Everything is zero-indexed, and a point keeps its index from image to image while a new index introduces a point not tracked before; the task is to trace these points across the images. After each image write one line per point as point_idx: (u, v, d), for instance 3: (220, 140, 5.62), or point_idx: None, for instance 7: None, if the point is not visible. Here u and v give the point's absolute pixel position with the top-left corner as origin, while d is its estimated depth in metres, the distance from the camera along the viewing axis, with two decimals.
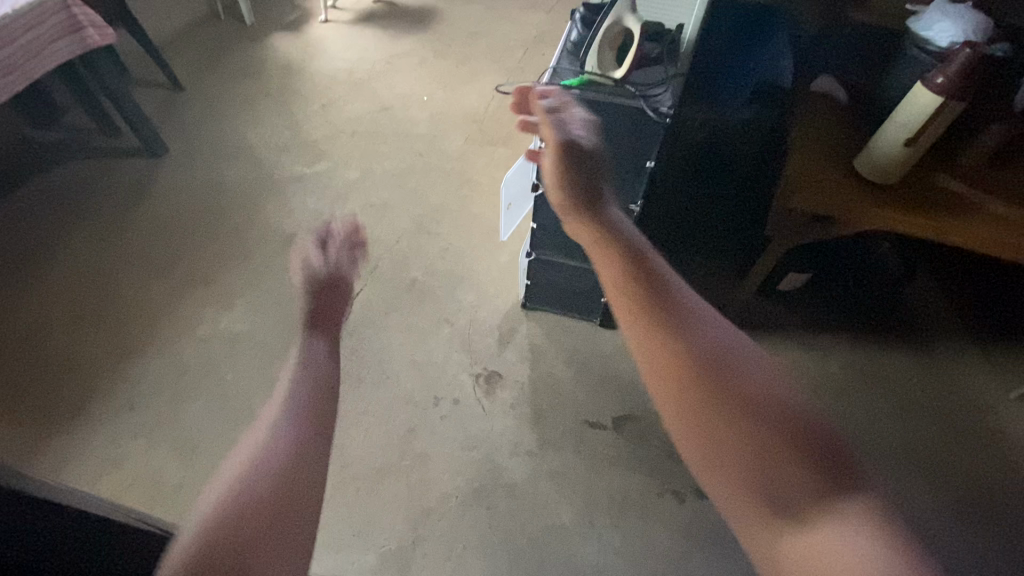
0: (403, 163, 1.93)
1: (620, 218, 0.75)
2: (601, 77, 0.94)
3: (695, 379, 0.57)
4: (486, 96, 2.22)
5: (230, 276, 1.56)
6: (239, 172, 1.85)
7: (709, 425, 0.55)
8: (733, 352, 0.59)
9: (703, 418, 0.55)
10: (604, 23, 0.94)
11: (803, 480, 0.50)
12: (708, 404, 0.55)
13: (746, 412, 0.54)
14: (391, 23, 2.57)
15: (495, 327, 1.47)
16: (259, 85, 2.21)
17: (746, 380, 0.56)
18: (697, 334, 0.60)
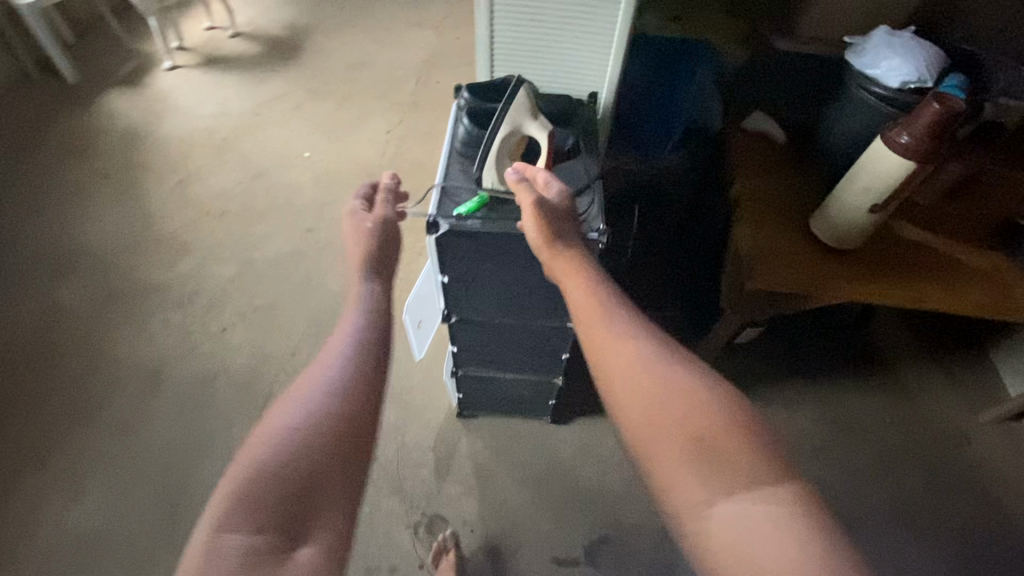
0: (289, 244, 1.60)
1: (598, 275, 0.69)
2: (506, 195, 0.72)
3: (645, 395, 0.58)
4: (381, 143, 1.92)
5: (67, 461, 1.21)
6: (74, 295, 1.46)
7: (654, 433, 0.56)
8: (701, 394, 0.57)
9: (650, 425, 0.57)
10: (499, 132, 0.69)
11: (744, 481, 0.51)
12: (653, 412, 0.57)
13: (690, 423, 0.55)
14: (255, 63, 2.18)
15: (430, 453, 1.23)
16: (91, 164, 1.77)
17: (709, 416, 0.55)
18: (671, 384, 0.58)
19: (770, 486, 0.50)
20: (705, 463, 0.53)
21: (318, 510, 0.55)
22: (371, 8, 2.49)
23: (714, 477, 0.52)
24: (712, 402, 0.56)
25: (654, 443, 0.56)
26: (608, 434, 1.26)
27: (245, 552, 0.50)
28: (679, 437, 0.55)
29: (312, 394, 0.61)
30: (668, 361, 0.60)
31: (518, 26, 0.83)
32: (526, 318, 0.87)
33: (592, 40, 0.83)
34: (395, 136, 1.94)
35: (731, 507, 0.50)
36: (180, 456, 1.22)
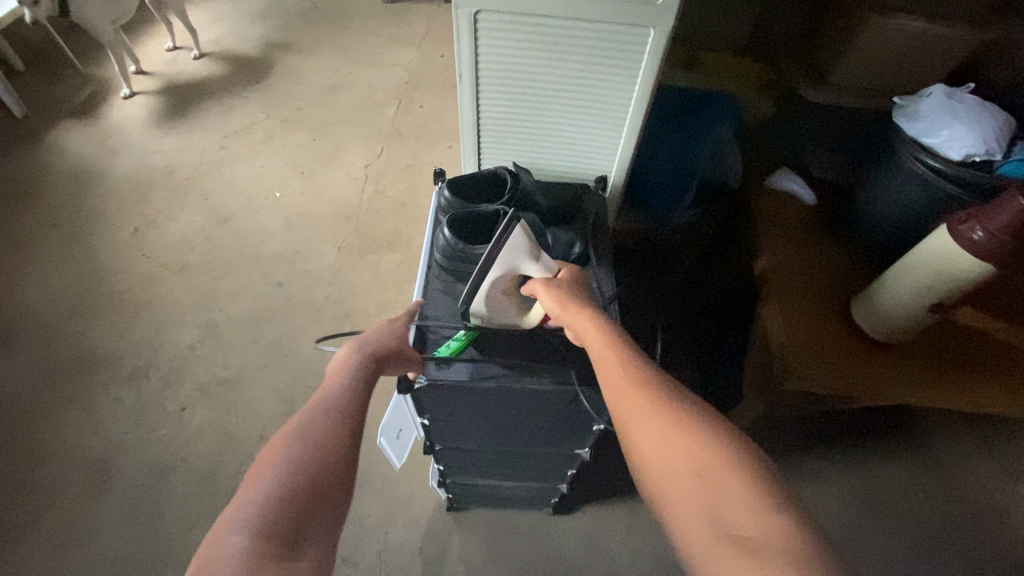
0: (256, 301, 1.44)
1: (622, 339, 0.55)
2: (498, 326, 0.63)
3: (650, 429, 0.46)
4: (360, 178, 1.76)
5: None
6: (14, 373, 1.29)
7: (661, 471, 0.44)
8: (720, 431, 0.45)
9: (657, 463, 0.44)
10: (488, 275, 0.59)
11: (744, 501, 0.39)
12: (658, 447, 0.45)
13: (700, 458, 0.42)
14: (221, 89, 2.00)
15: (417, 556, 1.08)
16: (38, 211, 1.60)
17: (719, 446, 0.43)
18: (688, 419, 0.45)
19: (781, 519, 0.38)
20: (711, 507, 0.40)
21: (326, 520, 0.44)
22: (349, 23, 2.31)
23: (724, 518, 0.39)
24: (728, 439, 0.43)
25: (662, 486, 0.43)
26: (616, 525, 1.12)
27: (248, 555, 0.39)
28: (682, 473, 0.42)
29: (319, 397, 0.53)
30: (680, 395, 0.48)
31: (513, 116, 0.75)
32: (526, 445, 0.74)
33: (598, 123, 0.75)
34: (375, 170, 1.78)
35: (736, 545, 0.37)
36: (131, 567, 1.08)
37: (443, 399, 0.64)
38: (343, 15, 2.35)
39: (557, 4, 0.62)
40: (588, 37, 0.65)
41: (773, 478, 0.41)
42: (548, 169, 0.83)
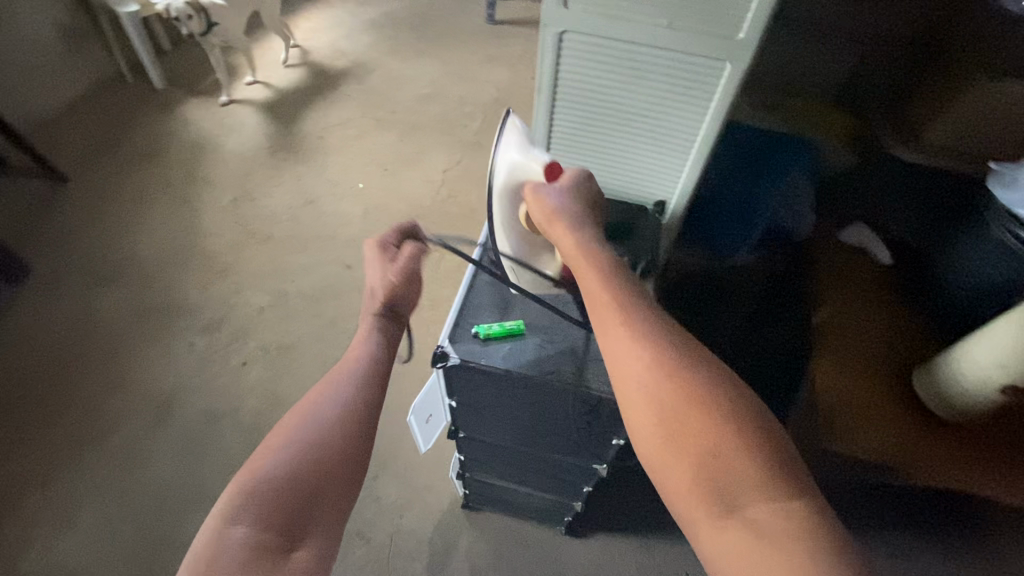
0: (324, 279, 1.55)
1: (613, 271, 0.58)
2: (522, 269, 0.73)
3: (656, 400, 0.48)
4: (436, 181, 1.85)
5: (64, 484, 1.19)
6: (111, 306, 1.46)
7: (670, 447, 0.47)
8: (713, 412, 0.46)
9: (665, 440, 0.47)
10: (496, 178, 0.69)
11: (747, 494, 0.44)
12: (669, 422, 0.47)
13: (709, 437, 0.46)
14: (327, 87, 2.19)
15: (425, 546, 1.11)
16: (159, 171, 1.81)
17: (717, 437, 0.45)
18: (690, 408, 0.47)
19: (788, 501, 0.43)
20: (722, 487, 0.45)
21: (323, 508, 0.54)
22: (450, 40, 2.46)
23: (735, 500, 0.44)
24: (732, 425, 0.46)
25: (672, 462, 0.47)
26: (626, 561, 1.09)
27: (248, 548, 0.48)
28: (694, 453, 0.46)
29: (324, 392, 0.62)
30: (679, 353, 0.50)
31: (585, 132, 0.79)
32: (546, 449, 0.75)
33: (661, 144, 0.77)
34: (451, 176, 1.87)
35: (749, 530, 0.43)
36: (173, 497, 1.18)
37: (475, 383, 0.67)
38: (448, 32, 2.51)
39: (640, 31, 0.66)
40: (667, 66, 0.68)
41: (772, 455, 0.45)
42: (614, 189, 0.85)
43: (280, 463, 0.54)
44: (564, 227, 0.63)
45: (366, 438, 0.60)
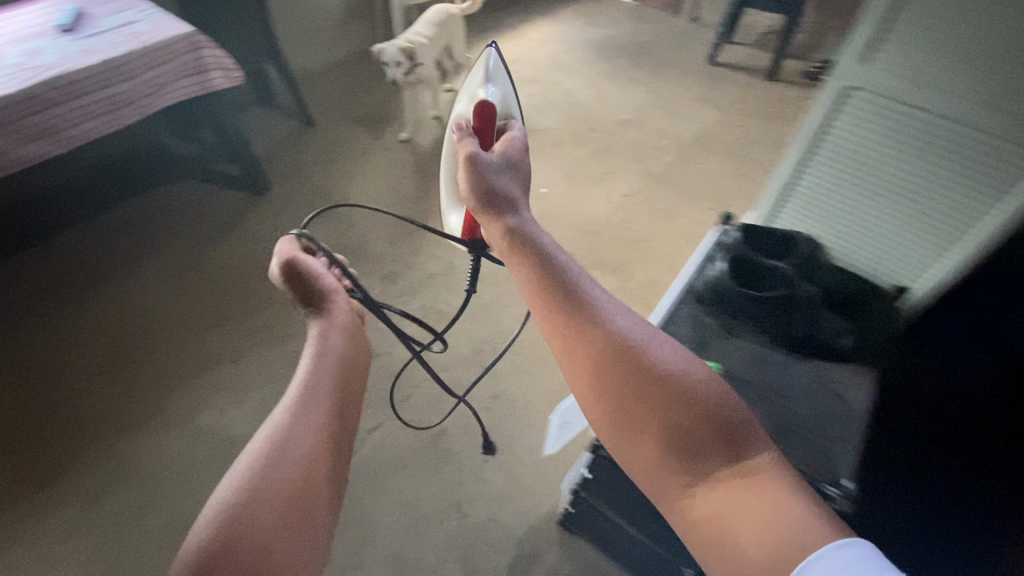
0: (489, 265, 1.65)
1: (541, 255, 0.71)
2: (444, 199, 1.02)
3: (608, 391, 0.58)
4: (616, 202, 1.87)
5: (248, 366, 1.41)
6: (320, 234, 1.71)
7: (635, 427, 0.56)
8: (659, 387, 0.56)
9: (627, 421, 0.57)
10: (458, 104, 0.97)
11: (699, 454, 0.53)
12: (633, 406, 0.56)
13: (660, 410, 0.55)
14: (537, 95, 2.35)
15: (514, 544, 1.12)
16: (383, 136, 2.09)
17: (672, 416, 0.55)
18: (637, 395, 0.57)
19: (738, 455, 0.53)
20: (686, 454, 0.54)
21: (280, 556, 0.54)
22: (662, 73, 2.49)
23: (705, 462, 0.53)
24: (676, 402, 0.55)
25: (637, 439, 0.56)
26: None
27: None
28: (656, 429, 0.55)
29: (283, 420, 0.63)
30: (615, 335, 0.61)
31: (829, 203, 1.09)
32: None
33: (919, 227, 1.00)
34: (632, 201, 1.88)
35: (718, 486, 0.52)
36: None
37: None
38: (662, 67, 2.53)
39: (943, 105, 0.88)
40: (946, 144, 0.91)
41: (714, 423, 0.54)
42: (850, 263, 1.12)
43: (235, 528, 0.53)
44: (495, 208, 0.79)
45: (321, 465, 0.62)
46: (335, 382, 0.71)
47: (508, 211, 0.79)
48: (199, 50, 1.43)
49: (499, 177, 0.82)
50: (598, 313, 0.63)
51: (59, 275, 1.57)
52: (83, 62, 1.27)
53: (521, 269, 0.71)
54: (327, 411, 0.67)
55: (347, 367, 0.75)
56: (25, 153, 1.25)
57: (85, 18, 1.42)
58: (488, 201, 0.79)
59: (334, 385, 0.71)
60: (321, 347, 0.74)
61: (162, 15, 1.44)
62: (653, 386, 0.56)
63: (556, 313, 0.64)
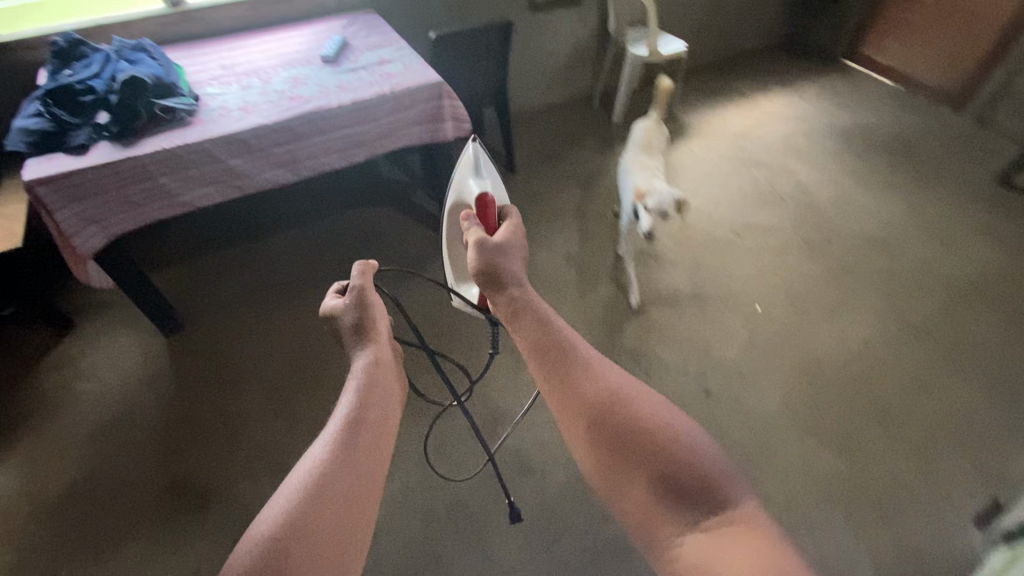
0: (678, 390, 1.39)
1: (546, 313, 0.73)
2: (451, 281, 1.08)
3: (603, 439, 0.59)
4: (852, 349, 1.49)
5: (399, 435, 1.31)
6: None
7: (621, 473, 0.56)
8: (652, 438, 0.57)
9: (608, 466, 0.57)
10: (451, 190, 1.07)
11: (692, 515, 0.52)
12: (618, 457, 0.57)
13: (639, 456, 0.56)
14: (764, 182, 2.03)
15: None
16: (582, 199, 1.93)
17: (665, 468, 0.54)
18: (632, 442, 0.57)
19: (724, 503, 0.51)
20: (684, 507, 0.52)
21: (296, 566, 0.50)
22: (932, 185, 2.00)
23: (687, 504, 0.52)
24: (670, 449, 0.56)
25: (624, 485, 0.56)
26: None
27: None
28: (642, 473, 0.55)
29: (323, 460, 0.59)
30: (602, 392, 0.63)
31: None
32: None
33: None
34: (874, 353, 1.48)
35: (710, 533, 0.50)
36: (463, 516, 1.19)
37: None
38: (933, 174, 2.05)
39: None
40: None
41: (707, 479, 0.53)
42: None
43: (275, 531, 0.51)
44: (499, 273, 0.79)
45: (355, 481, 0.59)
46: (377, 416, 0.67)
47: (510, 284, 0.78)
48: (441, 99, 1.37)
49: (510, 259, 0.81)
50: (590, 366, 0.66)
51: (261, 282, 1.63)
52: (337, 100, 1.26)
53: (522, 325, 0.72)
54: (371, 448, 0.63)
55: (388, 395, 0.71)
56: (264, 177, 1.27)
57: (348, 52, 1.44)
58: (487, 266, 0.79)
59: (375, 413, 0.67)
60: (365, 390, 0.69)
61: (416, 60, 1.40)
62: (649, 440, 0.57)
63: (549, 364, 0.67)
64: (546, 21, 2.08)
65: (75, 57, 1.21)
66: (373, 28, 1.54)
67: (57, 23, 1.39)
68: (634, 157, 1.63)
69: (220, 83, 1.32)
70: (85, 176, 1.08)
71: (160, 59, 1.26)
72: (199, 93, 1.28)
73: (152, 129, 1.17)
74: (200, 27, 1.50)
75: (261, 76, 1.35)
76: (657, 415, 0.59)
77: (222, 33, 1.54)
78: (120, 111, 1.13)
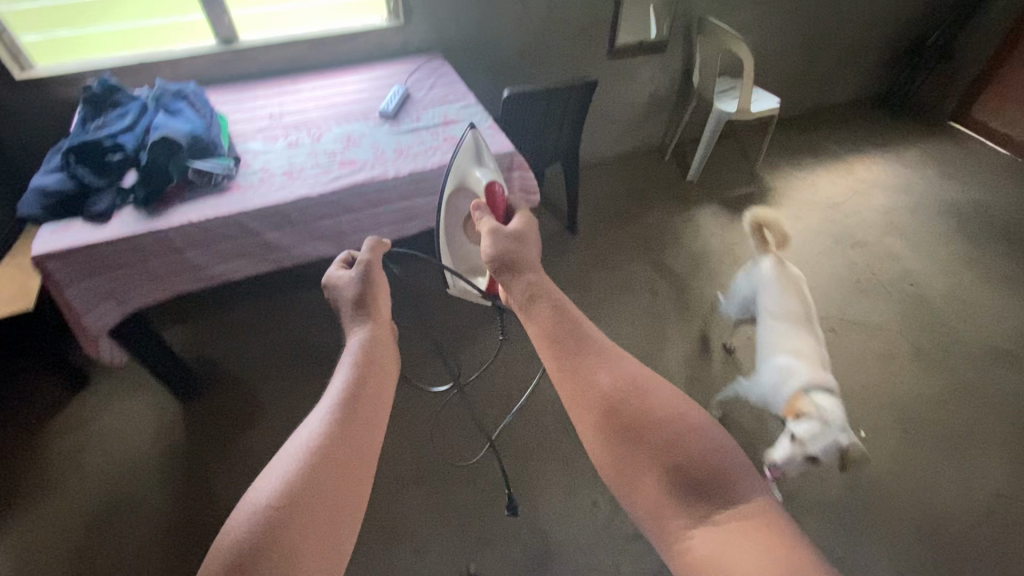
0: None
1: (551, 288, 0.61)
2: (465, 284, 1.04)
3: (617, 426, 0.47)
4: (980, 503, 1.22)
5: (427, 562, 1.12)
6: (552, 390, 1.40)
7: (633, 467, 0.46)
8: (668, 424, 0.47)
9: (621, 459, 0.47)
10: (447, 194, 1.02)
11: (711, 509, 0.43)
12: (632, 449, 0.46)
13: (656, 446, 0.46)
14: (861, 266, 1.76)
15: None
16: (651, 271, 1.72)
17: (684, 458, 0.45)
18: (649, 425, 0.47)
19: (738, 496, 0.44)
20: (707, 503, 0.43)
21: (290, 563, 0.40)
22: None
23: (701, 501, 0.44)
24: (688, 435, 0.46)
25: (637, 479, 0.46)
26: None
27: None
28: (655, 469, 0.45)
29: (320, 439, 0.48)
30: (620, 385, 0.50)
31: None
32: None
33: None
34: (1009, 509, 1.21)
35: (719, 527, 0.42)
36: None
37: None
38: None
39: None
40: None
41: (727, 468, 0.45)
42: None
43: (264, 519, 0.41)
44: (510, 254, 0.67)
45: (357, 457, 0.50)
46: (382, 387, 0.57)
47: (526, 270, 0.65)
48: (511, 170, 1.19)
49: (528, 249, 0.70)
50: (600, 346, 0.54)
51: (290, 345, 1.48)
52: (395, 168, 1.10)
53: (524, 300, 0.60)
54: (372, 422, 0.53)
55: (390, 365, 0.60)
56: (303, 251, 1.11)
57: (410, 106, 1.28)
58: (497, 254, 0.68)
59: (377, 385, 0.56)
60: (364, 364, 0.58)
61: (485, 122, 1.23)
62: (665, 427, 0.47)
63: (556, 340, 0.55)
64: (625, 69, 1.88)
65: (108, 105, 1.07)
66: (438, 78, 1.38)
67: (101, 55, 1.28)
68: (776, 328, 1.17)
69: (265, 138, 1.17)
70: (102, 250, 0.93)
71: (201, 110, 1.12)
72: (242, 149, 1.13)
73: (184, 194, 1.02)
74: (252, 66, 1.37)
75: (312, 131, 1.19)
76: (674, 403, 0.48)
77: (273, 74, 1.40)
78: (150, 174, 0.98)
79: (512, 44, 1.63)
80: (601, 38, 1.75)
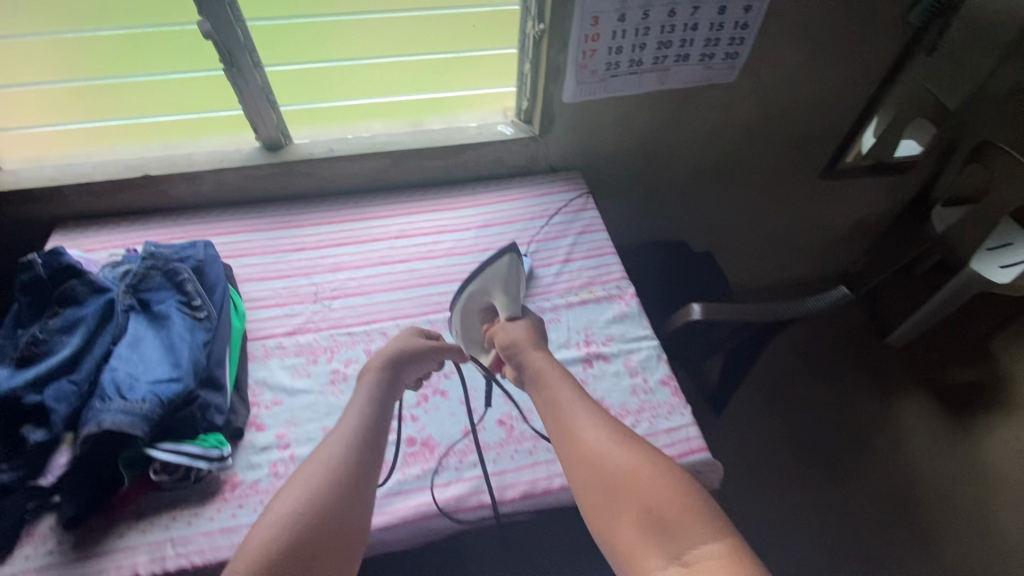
0: None
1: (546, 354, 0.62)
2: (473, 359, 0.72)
3: (601, 479, 0.48)
4: None
5: None
6: None
7: (607, 511, 0.47)
8: (638, 465, 0.48)
9: (597, 504, 0.48)
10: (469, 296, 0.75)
11: (677, 539, 0.43)
12: (604, 491, 0.48)
13: (634, 496, 0.46)
14: None
15: None
16: (825, 506, 1.19)
17: (648, 493, 0.46)
18: (621, 466, 0.48)
19: (707, 528, 0.43)
20: (678, 535, 0.43)
21: None
22: None
23: (665, 541, 0.43)
24: (655, 476, 0.47)
25: (610, 518, 0.47)
26: None
27: None
28: (630, 513, 0.46)
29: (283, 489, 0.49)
30: (597, 447, 0.51)
31: None
32: None
33: None
34: None
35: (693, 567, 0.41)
36: None
37: None
38: None
39: None
40: None
41: (694, 503, 0.45)
42: None
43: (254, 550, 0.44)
44: (523, 333, 0.65)
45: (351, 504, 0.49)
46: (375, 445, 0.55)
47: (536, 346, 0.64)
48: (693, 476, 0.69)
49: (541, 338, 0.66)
50: (586, 403, 0.56)
51: None
52: (497, 476, 0.63)
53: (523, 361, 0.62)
54: (366, 474, 0.52)
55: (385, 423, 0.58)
56: None
57: (531, 304, 0.80)
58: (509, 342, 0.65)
59: (368, 443, 0.54)
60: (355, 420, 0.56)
61: (655, 369, 0.72)
62: (635, 469, 0.48)
63: (551, 400, 0.57)
64: (838, 189, 1.28)
65: (53, 296, 0.66)
66: (576, 243, 0.88)
67: (92, 154, 0.85)
68: None
69: (298, 351, 0.73)
70: None
71: (200, 312, 0.68)
72: (259, 382, 0.70)
73: (143, 497, 0.60)
74: (307, 182, 0.91)
75: (373, 347, 0.74)
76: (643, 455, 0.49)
77: (336, 193, 0.93)
78: (89, 471, 0.57)
79: (692, 159, 1.08)
80: (822, 154, 1.16)
